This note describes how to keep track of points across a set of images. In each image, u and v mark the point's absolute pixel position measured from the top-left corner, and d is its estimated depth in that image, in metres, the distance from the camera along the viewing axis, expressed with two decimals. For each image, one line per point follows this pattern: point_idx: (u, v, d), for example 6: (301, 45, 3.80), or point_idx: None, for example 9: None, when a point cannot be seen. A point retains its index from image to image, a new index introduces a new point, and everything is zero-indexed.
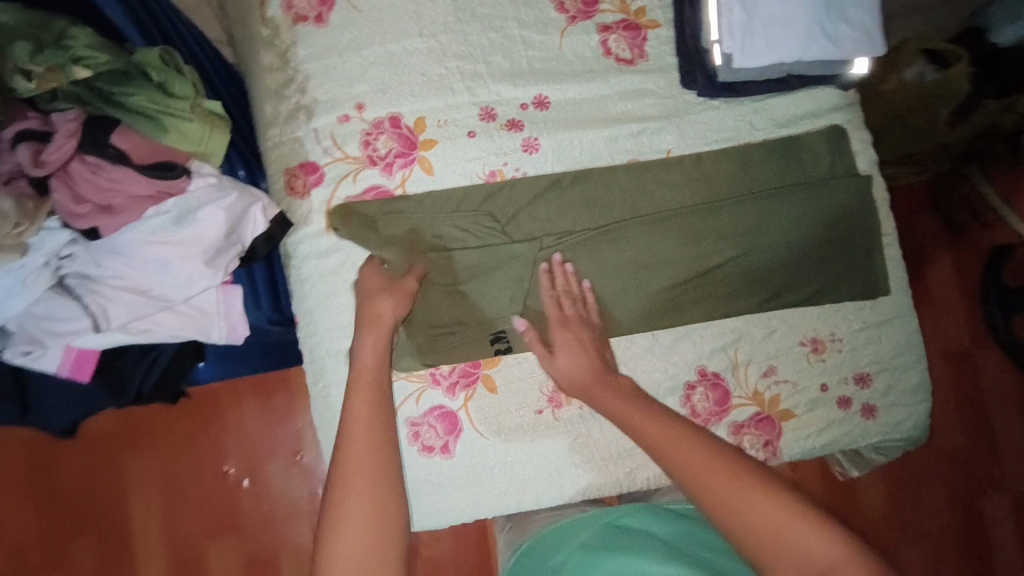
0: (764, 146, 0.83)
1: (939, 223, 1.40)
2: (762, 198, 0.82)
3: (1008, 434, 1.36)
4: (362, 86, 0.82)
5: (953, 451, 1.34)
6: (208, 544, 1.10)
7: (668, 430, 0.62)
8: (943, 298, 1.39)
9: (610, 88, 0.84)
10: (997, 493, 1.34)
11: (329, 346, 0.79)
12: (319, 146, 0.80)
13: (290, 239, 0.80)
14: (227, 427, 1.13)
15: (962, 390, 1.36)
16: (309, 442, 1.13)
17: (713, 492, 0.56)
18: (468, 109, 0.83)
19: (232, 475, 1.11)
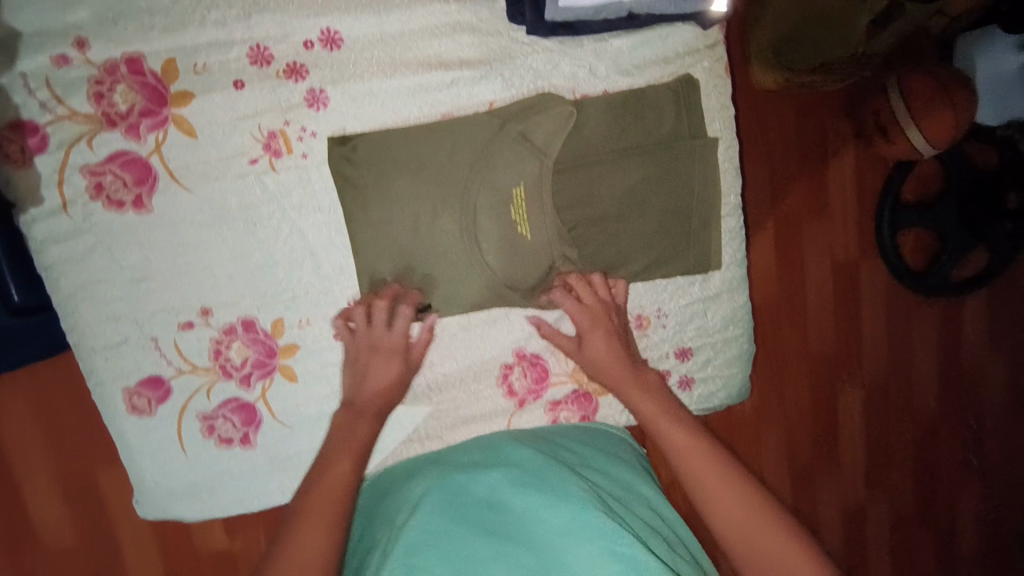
0: (603, 100, 0.70)
1: (851, 138, 1.19)
2: (588, 162, 0.71)
3: (874, 340, 1.27)
4: (83, 12, 0.61)
5: (823, 353, 1.25)
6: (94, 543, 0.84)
7: (691, 429, 0.65)
8: (843, 217, 1.21)
9: (420, 20, 0.67)
10: (854, 394, 1.27)
11: (97, 343, 0.70)
12: (32, 99, 0.62)
13: (21, 221, 0.66)
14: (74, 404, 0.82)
15: (841, 297, 1.23)
16: None
17: (725, 495, 0.60)
18: (234, 48, 0.65)
19: None
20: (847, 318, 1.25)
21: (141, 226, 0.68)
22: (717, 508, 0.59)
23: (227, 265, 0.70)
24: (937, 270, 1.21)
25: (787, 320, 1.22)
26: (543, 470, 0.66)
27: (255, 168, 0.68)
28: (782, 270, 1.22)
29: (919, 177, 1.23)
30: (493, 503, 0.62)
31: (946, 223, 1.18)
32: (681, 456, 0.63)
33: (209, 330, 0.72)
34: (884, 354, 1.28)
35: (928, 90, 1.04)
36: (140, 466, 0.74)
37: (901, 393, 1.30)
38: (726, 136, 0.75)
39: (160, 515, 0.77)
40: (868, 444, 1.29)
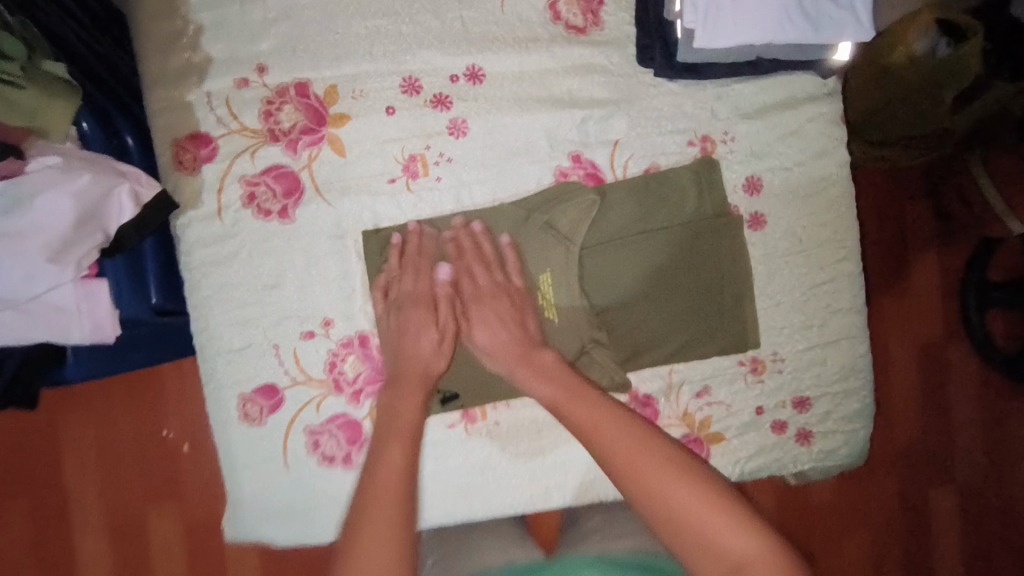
0: (688, 168, 0.73)
1: (929, 213, 1.20)
2: (660, 231, 0.73)
3: (967, 427, 1.20)
4: (267, 44, 0.70)
5: (909, 445, 1.20)
6: (147, 508, 1.02)
7: (622, 433, 0.53)
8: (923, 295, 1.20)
9: (555, 61, 0.73)
10: (949, 491, 1.20)
11: (221, 345, 0.72)
12: (211, 114, 0.70)
13: (176, 222, 0.70)
14: (172, 389, 1.03)
15: (925, 385, 1.20)
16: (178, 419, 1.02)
17: (671, 507, 0.48)
18: (390, 79, 0.72)
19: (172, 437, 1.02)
20: (935, 405, 1.20)
21: (280, 234, 0.72)
22: (634, 481, 0.50)
23: (354, 279, 0.73)
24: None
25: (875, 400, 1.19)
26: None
27: (392, 187, 0.73)
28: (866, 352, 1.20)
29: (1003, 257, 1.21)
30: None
31: None
32: (627, 464, 0.51)
33: (328, 341, 0.73)
34: (980, 444, 1.20)
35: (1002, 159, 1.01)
36: (238, 477, 0.72)
37: (1006, 492, 1.20)
38: (846, 180, 0.75)
39: (244, 540, 0.73)
40: (967, 546, 1.20)
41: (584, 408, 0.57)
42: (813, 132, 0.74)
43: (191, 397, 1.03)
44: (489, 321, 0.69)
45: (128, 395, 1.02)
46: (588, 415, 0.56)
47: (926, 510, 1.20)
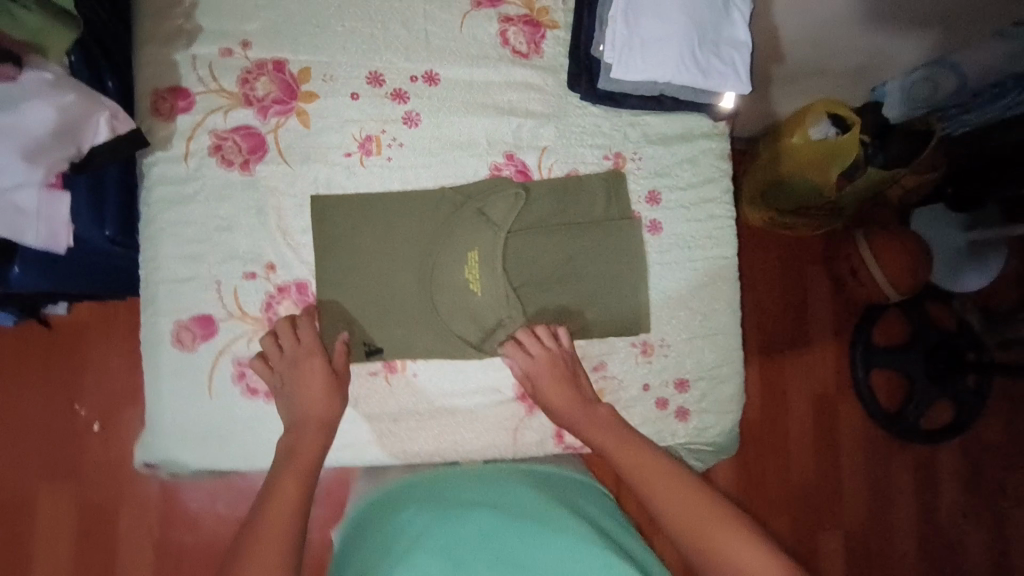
0: (601, 177, 0.88)
1: (825, 276, 1.64)
2: (585, 228, 0.86)
3: (853, 478, 1.61)
4: (253, 24, 0.81)
5: (800, 483, 1.59)
6: (44, 480, 1.19)
7: (661, 468, 0.70)
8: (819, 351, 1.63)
9: (500, 76, 0.87)
10: (835, 529, 1.59)
11: (166, 275, 0.78)
12: (193, 74, 0.79)
13: (144, 160, 0.78)
14: (87, 368, 1.21)
15: (819, 429, 1.61)
16: (89, 396, 1.21)
17: (683, 509, 0.65)
18: (357, 70, 0.83)
19: (84, 415, 1.20)
20: (823, 450, 1.61)
21: (239, 185, 0.80)
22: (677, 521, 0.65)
23: (298, 233, 0.81)
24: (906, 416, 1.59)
25: (768, 445, 1.59)
26: (517, 536, 0.60)
27: (347, 160, 0.83)
28: (769, 398, 1.60)
29: (889, 329, 1.63)
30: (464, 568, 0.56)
31: (915, 368, 1.58)
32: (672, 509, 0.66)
33: (266, 284, 0.80)
34: (863, 493, 1.61)
35: (886, 237, 1.47)
36: (164, 399, 0.78)
37: (880, 538, 1.61)
38: (727, 204, 0.92)
39: (158, 458, 0.79)
40: (843, 564, 1.59)
41: (637, 461, 0.72)
42: (704, 162, 0.91)
43: (111, 377, 1.21)
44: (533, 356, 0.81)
45: (48, 368, 1.20)
46: (643, 468, 0.71)
47: (814, 541, 1.57)
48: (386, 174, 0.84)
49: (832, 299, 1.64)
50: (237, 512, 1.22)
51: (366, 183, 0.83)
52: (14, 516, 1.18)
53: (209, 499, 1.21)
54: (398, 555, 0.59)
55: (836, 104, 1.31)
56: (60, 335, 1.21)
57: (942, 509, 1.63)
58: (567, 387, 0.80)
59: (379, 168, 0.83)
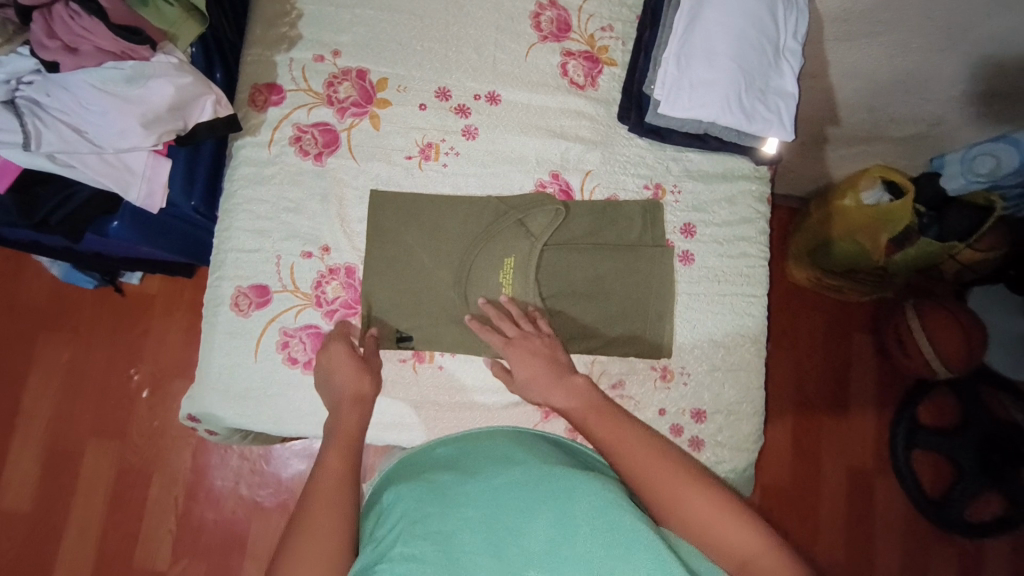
0: (639, 204, 0.93)
1: (870, 344, 1.60)
2: (622, 250, 0.90)
3: (887, 565, 1.52)
4: (346, 38, 0.92)
5: (830, 560, 1.51)
6: (92, 437, 1.29)
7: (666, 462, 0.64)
8: (857, 419, 1.57)
9: (556, 103, 0.95)
10: None
11: (236, 244, 0.88)
12: (288, 74, 0.90)
13: (235, 143, 0.89)
14: (147, 337, 1.33)
15: (852, 502, 1.54)
16: (143, 362, 1.32)
17: (661, 482, 0.62)
18: (429, 85, 0.93)
19: (135, 379, 1.31)
20: (857, 526, 1.53)
21: (311, 173, 0.90)
22: (667, 503, 0.61)
23: (355, 221, 0.90)
24: (952, 505, 1.49)
25: (794, 510, 1.52)
26: (542, 480, 0.60)
27: (407, 162, 0.91)
28: (800, 461, 1.54)
29: (934, 406, 1.57)
30: (491, 507, 0.57)
31: (964, 457, 1.48)
32: (650, 490, 0.62)
33: (320, 264, 0.89)
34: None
35: (940, 310, 1.42)
36: (212, 356, 0.86)
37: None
38: (760, 244, 0.96)
39: (199, 413, 0.87)
40: None
41: (617, 432, 0.68)
42: (742, 202, 0.96)
43: (166, 347, 1.32)
44: (522, 357, 0.80)
45: (113, 332, 1.32)
46: (628, 444, 0.66)
47: None
48: (442, 180, 0.92)
49: (876, 367, 1.60)
50: (257, 496, 1.29)
51: (424, 185, 0.91)
52: (59, 467, 1.27)
53: (233, 479, 1.29)
54: (429, 500, 0.60)
55: (890, 171, 1.31)
56: (129, 304, 1.33)
57: None
58: (532, 360, 0.80)
59: (436, 173, 0.92)
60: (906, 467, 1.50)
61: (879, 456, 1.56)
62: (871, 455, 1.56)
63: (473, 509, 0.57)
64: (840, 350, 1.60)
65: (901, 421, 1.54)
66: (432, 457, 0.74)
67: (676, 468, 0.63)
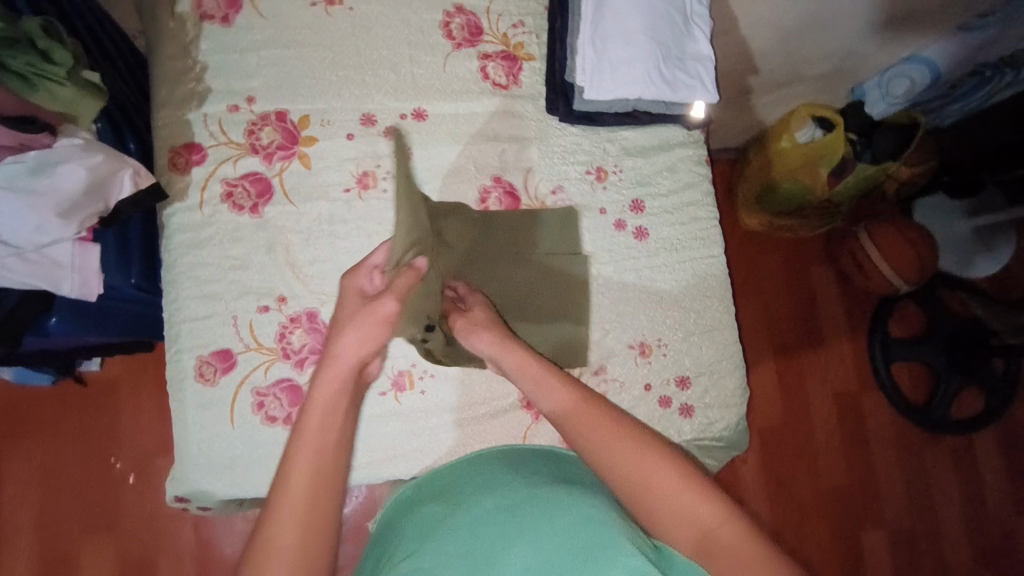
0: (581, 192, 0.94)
1: (831, 273, 1.66)
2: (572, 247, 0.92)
3: (890, 481, 1.57)
4: (256, 82, 0.89)
5: (836, 488, 1.55)
6: (83, 539, 1.23)
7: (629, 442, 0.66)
8: (834, 347, 1.62)
9: (484, 107, 0.94)
10: (876, 534, 1.54)
11: (187, 314, 0.85)
12: (205, 130, 0.87)
13: (164, 212, 0.86)
14: (120, 422, 1.27)
15: (846, 428, 1.59)
16: (122, 448, 1.26)
17: (633, 463, 0.65)
18: (353, 113, 0.91)
19: (118, 468, 1.26)
20: (855, 448, 1.58)
21: (250, 226, 0.87)
22: (637, 485, 0.64)
23: (306, 265, 0.88)
24: (934, 407, 1.57)
25: (792, 446, 1.56)
26: (527, 499, 0.66)
27: (346, 195, 0.90)
28: (789, 398, 1.59)
29: (902, 319, 1.64)
30: (475, 530, 0.64)
31: (937, 359, 1.57)
32: (622, 469, 0.65)
33: (280, 315, 0.86)
34: (900, 489, 1.57)
35: (887, 229, 1.48)
36: (187, 433, 0.83)
37: (928, 533, 1.56)
38: (708, 204, 0.98)
39: (187, 492, 0.84)
40: None
41: (593, 413, 0.69)
42: (683, 168, 0.97)
43: (142, 428, 1.27)
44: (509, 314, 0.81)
45: (83, 424, 1.27)
46: (601, 421, 0.68)
47: (857, 550, 1.52)
48: (386, 205, 0.91)
49: (840, 294, 1.66)
50: None
51: (368, 214, 0.90)
52: None
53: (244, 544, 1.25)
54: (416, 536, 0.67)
55: (817, 107, 1.36)
56: (95, 392, 1.28)
57: (987, 503, 1.58)
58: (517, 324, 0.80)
59: (378, 200, 0.90)
60: (888, 381, 1.56)
61: (862, 377, 1.62)
62: (854, 378, 1.61)
63: (458, 536, 0.64)
64: (804, 284, 1.65)
65: (874, 338, 1.60)
66: (417, 488, 0.77)
67: (642, 447, 0.66)
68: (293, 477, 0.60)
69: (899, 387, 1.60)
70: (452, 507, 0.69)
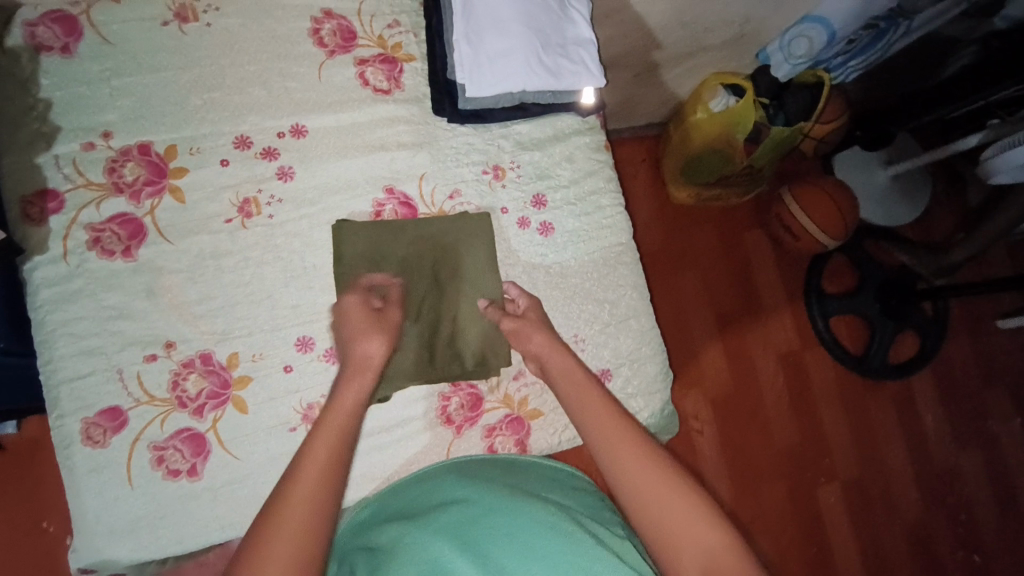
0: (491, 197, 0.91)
1: (763, 237, 1.67)
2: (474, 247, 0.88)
3: (839, 434, 1.61)
4: (111, 115, 0.82)
5: (790, 448, 1.58)
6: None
7: (641, 454, 0.64)
8: (773, 309, 1.64)
9: (367, 116, 0.90)
10: (831, 487, 1.58)
11: (64, 374, 0.78)
12: (59, 173, 0.80)
13: (24, 267, 0.79)
14: (47, 483, 1.19)
15: (793, 387, 1.61)
16: (51, 511, 1.18)
17: (649, 486, 0.62)
18: (224, 137, 0.85)
19: (51, 531, 1.18)
20: (803, 406, 1.61)
21: (125, 271, 0.81)
22: (648, 510, 0.61)
23: (192, 306, 0.82)
24: (873, 356, 1.61)
25: (745, 411, 1.58)
26: (485, 512, 0.66)
27: (228, 226, 0.84)
28: (735, 365, 1.60)
29: (837, 274, 1.67)
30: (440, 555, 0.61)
31: (872, 310, 1.61)
32: (634, 492, 0.62)
33: (169, 362, 0.81)
34: (850, 440, 1.62)
35: (809, 190, 1.50)
36: (82, 501, 0.77)
37: (878, 478, 1.60)
38: (612, 191, 0.96)
39: (90, 563, 0.78)
40: (853, 530, 1.56)
41: (613, 428, 0.67)
42: (581, 157, 0.95)
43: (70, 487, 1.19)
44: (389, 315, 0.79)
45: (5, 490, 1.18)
46: (622, 434, 0.66)
47: (815, 505, 1.55)
48: (273, 231, 0.85)
49: (774, 257, 1.67)
50: None
51: (255, 244, 0.85)
52: None
53: None
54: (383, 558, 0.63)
55: (726, 76, 1.36)
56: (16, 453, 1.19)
57: (930, 443, 1.65)
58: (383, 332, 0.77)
59: (263, 227, 0.85)
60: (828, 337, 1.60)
61: (804, 337, 1.64)
62: (796, 339, 1.64)
63: (429, 552, 0.62)
64: (740, 251, 1.66)
65: (811, 297, 1.63)
66: (378, 515, 0.73)
67: (662, 469, 0.63)
68: (304, 468, 0.59)
69: (839, 342, 1.63)
70: (417, 527, 0.66)
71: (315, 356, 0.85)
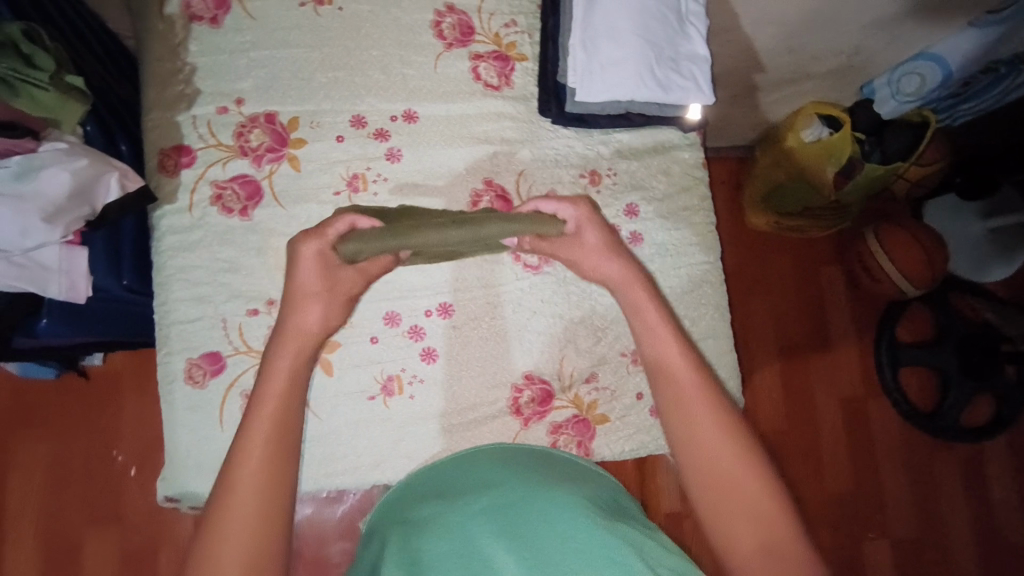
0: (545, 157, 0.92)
1: (840, 274, 1.62)
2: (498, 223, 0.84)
3: (897, 490, 1.54)
4: (245, 83, 0.89)
5: (841, 495, 1.52)
6: (93, 526, 1.24)
7: (694, 391, 0.69)
8: (841, 350, 1.58)
9: (476, 109, 0.93)
10: (880, 543, 1.51)
11: (176, 316, 0.85)
12: (194, 132, 0.87)
13: (154, 213, 0.86)
14: (122, 414, 1.29)
15: (851, 434, 1.55)
16: (123, 440, 1.27)
17: (696, 423, 0.67)
18: (343, 115, 0.90)
19: (121, 460, 1.27)
20: (860, 455, 1.54)
21: (239, 229, 0.87)
22: (689, 446, 0.67)
23: None
24: (944, 415, 1.53)
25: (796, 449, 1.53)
26: (522, 501, 0.66)
27: (336, 199, 0.89)
28: (792, 401, 1.55)
29: (915, 324, 1.59)
30: (473, 536, 0.63)
31: (949, 367, 1.52)
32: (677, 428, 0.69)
33: (268, 319, 0.86)
34: (907, 498, 1.54)
35: (898, 232, 1.43)
36: (177, 434, 0.84)
37: (933, 542, 1.52)
38: (703, 208, 0.96)
39: (176, 492, 0.84)
40: None
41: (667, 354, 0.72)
42: (677, 171, 0.96)
43: (146, 420, 1.29)
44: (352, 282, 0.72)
45: (87, 415, 1.28)
46: (676, 371, 0.71)
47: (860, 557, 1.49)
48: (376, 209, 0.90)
49: (849, 296, 1.61)
50: None
51: None
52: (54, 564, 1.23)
53: None
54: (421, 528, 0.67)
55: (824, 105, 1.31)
56: (101, 383, 1.29)
57: (995, 515, 1.55)
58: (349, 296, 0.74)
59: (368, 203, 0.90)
60: (895, 388, 1.53)
61: (870, 385, 1.57)
62: (863, 385, 1.57)
63: (461, 533, 0.64)
64: (813, 286, 1.61)
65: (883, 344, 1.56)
66: (416, 490, 0.76)
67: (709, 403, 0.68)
68: (259, 420, 0.65)
69: (907, 396, 1.56)
70: (452, 506, 0.68)
71: (400, 331, 0.88)
